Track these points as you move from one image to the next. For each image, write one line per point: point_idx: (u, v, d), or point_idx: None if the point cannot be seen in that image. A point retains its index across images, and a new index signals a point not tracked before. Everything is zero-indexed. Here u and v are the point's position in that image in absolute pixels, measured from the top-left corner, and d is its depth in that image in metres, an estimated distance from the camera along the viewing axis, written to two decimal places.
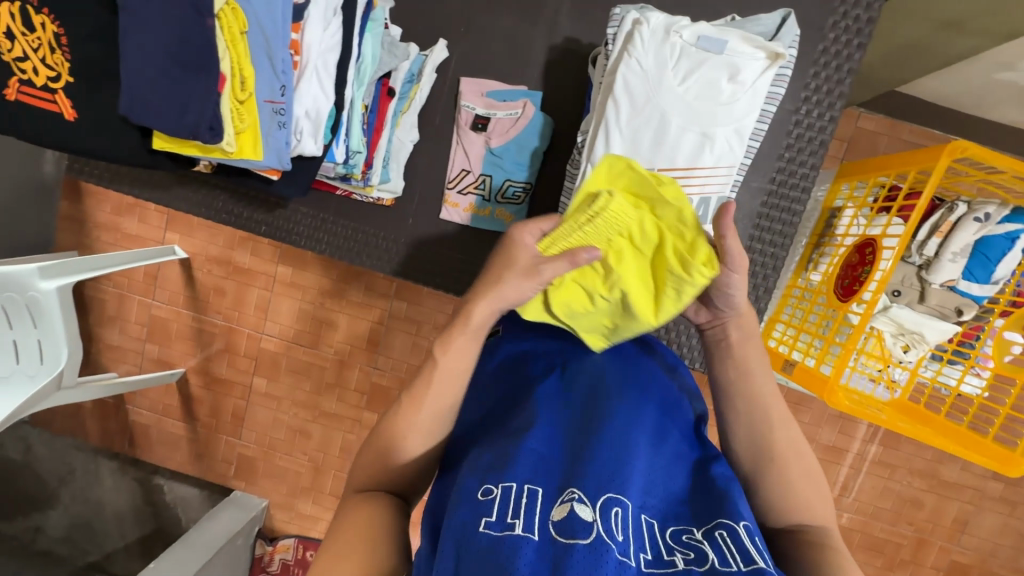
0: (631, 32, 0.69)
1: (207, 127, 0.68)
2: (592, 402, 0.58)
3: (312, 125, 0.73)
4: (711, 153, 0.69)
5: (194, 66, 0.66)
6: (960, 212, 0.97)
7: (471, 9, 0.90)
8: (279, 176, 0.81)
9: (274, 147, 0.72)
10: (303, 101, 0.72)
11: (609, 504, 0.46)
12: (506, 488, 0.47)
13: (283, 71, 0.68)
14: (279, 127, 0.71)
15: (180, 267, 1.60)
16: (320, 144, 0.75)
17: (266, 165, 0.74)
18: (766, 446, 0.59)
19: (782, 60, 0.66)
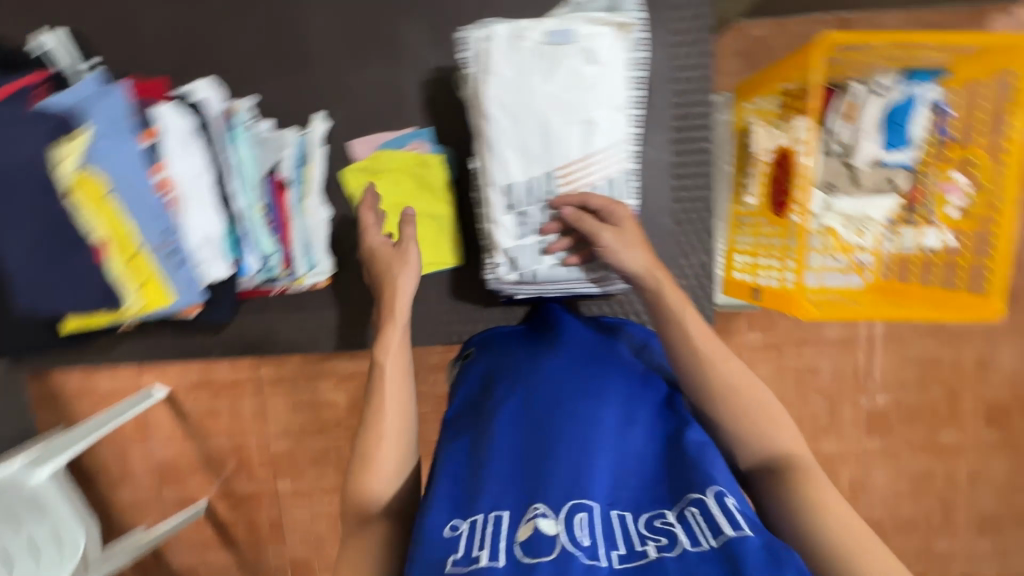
0: (482, 50, 0.68)
1: (108, 295, 0.71)
2: (559, 412, 0.62)
3: (211, 249, 0.78)
4: (600, 135, 0.69)
5: (71, 245, 0.68)
6: (859, 92, 0.98)
7: (334, 73, 0.90)
8: (201, 306, 0.82)
9: (182, 285, 0.74)
10: (195, 231, 0.76)
11: (574, 511, 0.53)
12: (473, 520, 0.55)
13: (158, 215, 0.71)
14: (178, 266, 0.73)
15: (166, 405, 1.60)
16: (224, 263, 0.79)
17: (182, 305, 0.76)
18: (716, 385, 0.63)
19: (630, 26, 0.67)
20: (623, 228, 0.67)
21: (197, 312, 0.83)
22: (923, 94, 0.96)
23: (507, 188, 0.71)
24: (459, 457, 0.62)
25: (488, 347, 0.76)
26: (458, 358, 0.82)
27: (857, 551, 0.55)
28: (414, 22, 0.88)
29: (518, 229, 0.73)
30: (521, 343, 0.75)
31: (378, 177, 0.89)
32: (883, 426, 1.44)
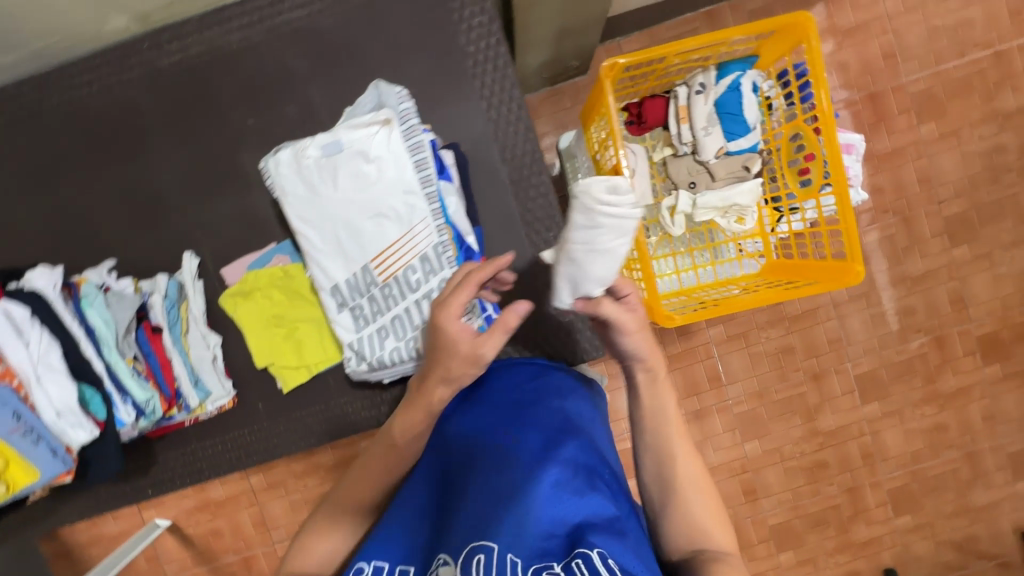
0: (274, 178, 0.74)
1: None
2: (472, 466, 0.62)
3: (73, 417, 0.70)
4: (397, 221, 0.74)
5: None
6: (684, 94, 1.02)
7: (195, 214, 0.98)
8: (78, 471, 0.73)
9: (44, 460, 0.69)
10: (48, 405, 0.69)
11: (472, 554, 0.51)
12: (377, 567, 0.59)
13: (5, 403, 0.68)
14: (34, 442, 0.69)
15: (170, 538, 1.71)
16: (89, 427, 0.71)
17: (49, 478, 0.71)
18: (659, 446, 0.66)
19: (395, 120, 0.72)
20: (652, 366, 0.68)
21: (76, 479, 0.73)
22: (745, 80, 0.98)
23: (334, 289, 0.75)
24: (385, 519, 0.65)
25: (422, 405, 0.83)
26: None
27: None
28: (253, 152, 0.97)
29: (355, 323, 0.76)
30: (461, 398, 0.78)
31: (249, 296, 0.95)
32: (874, 386, 1.43)
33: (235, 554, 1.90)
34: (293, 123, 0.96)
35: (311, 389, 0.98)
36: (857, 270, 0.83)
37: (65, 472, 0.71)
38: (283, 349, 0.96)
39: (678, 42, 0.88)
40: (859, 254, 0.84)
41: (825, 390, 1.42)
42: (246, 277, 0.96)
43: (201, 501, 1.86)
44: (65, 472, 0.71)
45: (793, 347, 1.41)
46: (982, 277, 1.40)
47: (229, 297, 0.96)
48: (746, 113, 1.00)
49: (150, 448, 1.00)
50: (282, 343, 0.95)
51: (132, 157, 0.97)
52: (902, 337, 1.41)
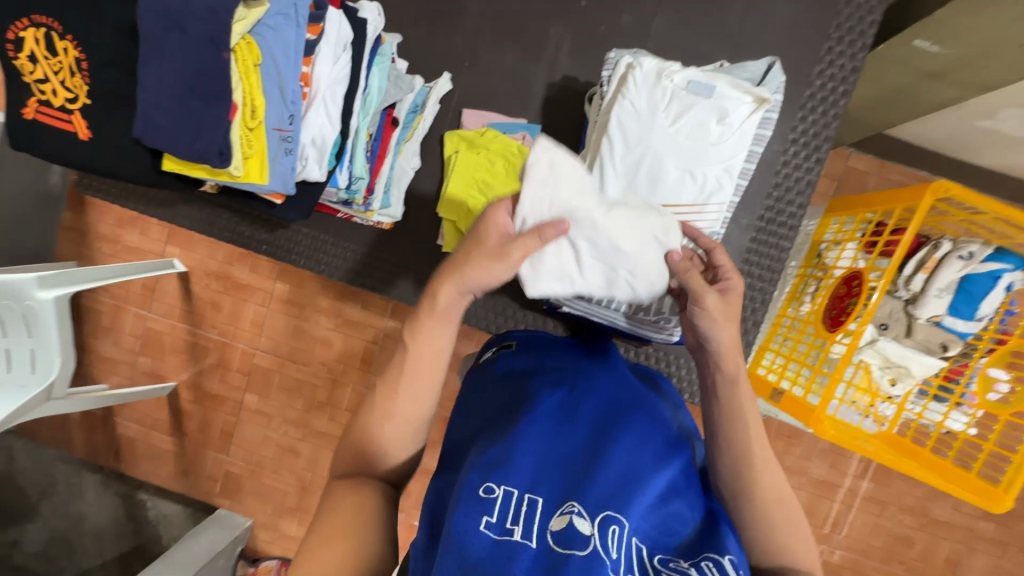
0: (624, 76, 0.72)
1: (215, 152, 0.65)
2: (602, 428, 0.61)
3: (318, 153, 0.70)
4: (698, 189, 0.71)
5: (207, 96, 0.64)
6: (944, 249, 0.99)
7: (475, 45, 0.94)
8: (283, 200, 0.77)
9: (280, 172, 0.68)
10: (309, 129, 0.69)
11: (607, 521, 0.50)
12: (507, 492, 0.51)
13: (291, 101, 0.66)
14: (285, 154, 0.68)
15: (177, 281, 1.65)
16: (325, 170, 0.72)
17: (270, 190, 0.70)
18: (741, 461, 0.61)
19: (767, 105, 0.70)
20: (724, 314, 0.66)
21: (277, 204, 0.77)
22: (1007, 276, 0.95)
23: None
24: (492, 432, 0.60)
25: (526, 348, 0.78)
26: (491, 346, 0.84)
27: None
28: (561, 29, 0.93)
29: None
30: (568, 356, 0.76)
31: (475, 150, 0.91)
32: None
33: (219, 337, 1.64)
34: (616, 33, 0.92)
35: None
36: (1011, 503, 0.83)
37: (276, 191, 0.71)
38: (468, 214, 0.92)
39: (1011, 208, 0.84)
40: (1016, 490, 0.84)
41: None
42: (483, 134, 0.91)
43: (225, 271, 1.61)
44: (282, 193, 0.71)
45: None
46: (986, 559, 1.40)
47: (457, 141, 0.92)
48: (982, 303, 0.98)
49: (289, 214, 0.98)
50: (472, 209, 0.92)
51: None
52: (885, 558, 1.43)
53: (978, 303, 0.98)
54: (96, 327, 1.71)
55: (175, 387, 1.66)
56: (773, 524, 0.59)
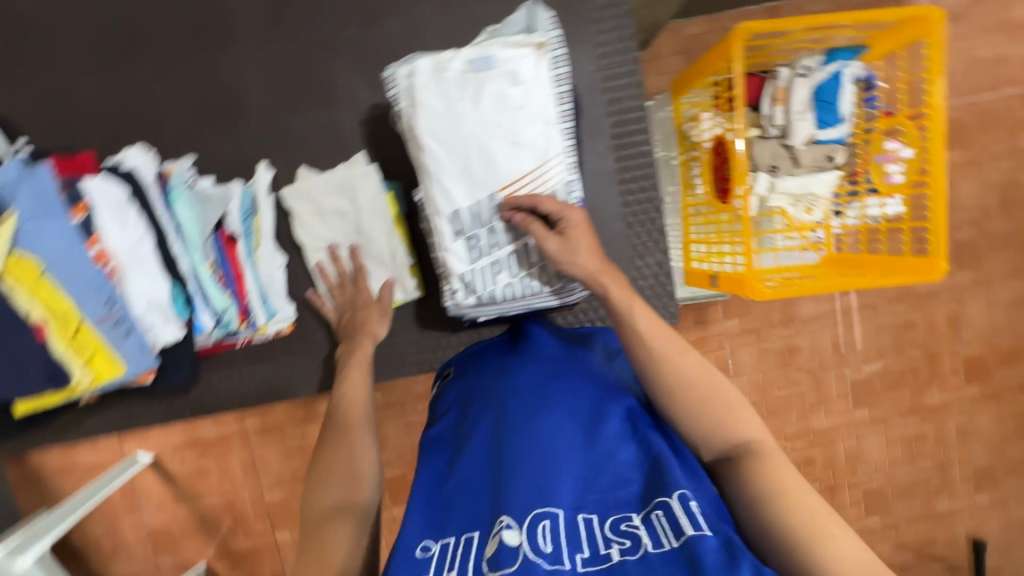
0: (408, 87, 0.68)
1: (53, 376, 0.72)
2: (525, 424, 0.64)
3: (160, 314, 0.77)
4: (532, 153, 0.70)
5: (13, 329, 0.69)
6: (785, 76, 1.02)
7: (274, 121, 0.91)
8: (154, 373, 0.82)
9: (130, 353, 0.75)
10: (138, 299, 0.75)
11: (537, 520, 0.53)
12: (445, 542, 0.57)
13: (100, 290, 0.71)
14: (125, 335, 0.74)
15: (153, 470, 1.59)
16: (176, 325, 0.79)
17: (132, 373, 0.77)
18: (673, 382, 0.62)
19: (549, 46, 0.67)
20: (569, 238, 0.68)
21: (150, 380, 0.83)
22: (846, 70, 0.99)
23: (453, 215, 0.71)
24: (433, 480, 0.65)
25: (463, 373, 0.80)
26: (438, 379, 0.87)
27: (811, 534, 0.50)
28: (345, 65, 0.90)
29: (469, 254, 0.73)
30: (495, 360, 0.78)
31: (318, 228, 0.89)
32: None
33: (222, 497, 1.60)
34: (395, 41, 0.89)
35: None
36: (943, 264, 0.87)
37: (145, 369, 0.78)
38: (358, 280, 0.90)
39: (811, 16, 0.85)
40: (944, 251, 0.88)
41: None
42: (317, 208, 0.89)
43: (191, 438, 1.57)
44: (147, 368, 0.78)
45: None
46: None
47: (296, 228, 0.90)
48: (840, 104, 1.00)
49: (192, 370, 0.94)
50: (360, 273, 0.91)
51: (210, 48, 0.89)
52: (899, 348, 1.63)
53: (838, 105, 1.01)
54: (100, 555, 1.64)
55: (208, 564, 1.61)
56: (700, 405, 0.61)
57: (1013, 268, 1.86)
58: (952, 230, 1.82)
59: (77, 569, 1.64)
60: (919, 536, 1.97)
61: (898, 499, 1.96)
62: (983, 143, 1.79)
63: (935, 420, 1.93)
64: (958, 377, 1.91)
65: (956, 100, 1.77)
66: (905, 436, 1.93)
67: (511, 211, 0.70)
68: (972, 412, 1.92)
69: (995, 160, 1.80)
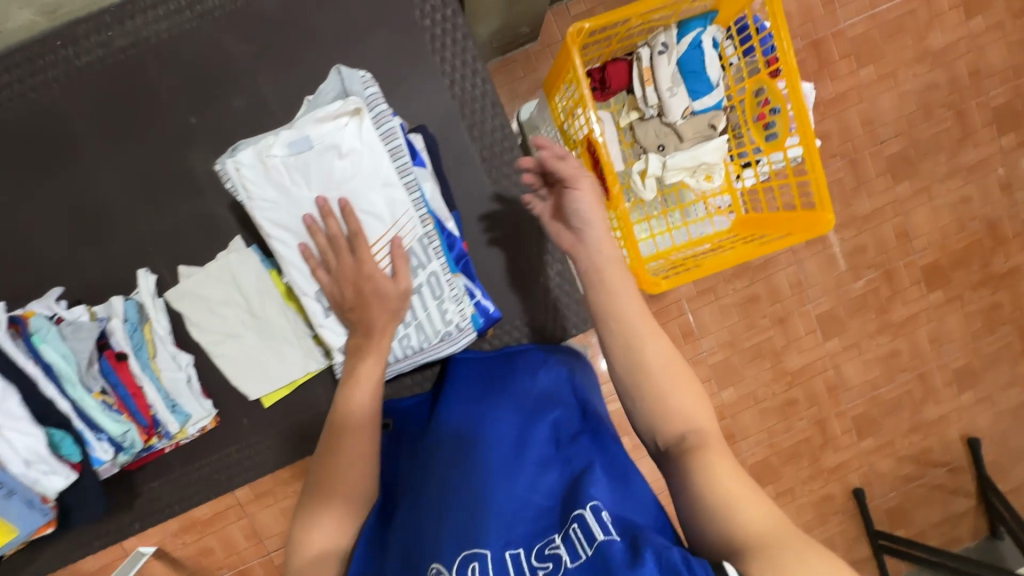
0: (237, 182, 0.68)
1: None
2: (450, 473, 0.66)
3: (39, 465, 0.69)
4: (377, 217, 0.70)
5: None
6: (647, 55, 1.00)
7: (144, 226, 0.89)
8: (59, 522, 0.73)
9: (18, 514, 0.69)
10: (12, 458, 0.68)
11: (466, 562, 0.54)
12: None
13: None
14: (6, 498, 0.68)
15: (158, 560, 1.61)
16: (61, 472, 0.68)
17: (29, 531, 0.70)
18: (648, 361, 0.62)
19: (364, 110, 0.67)
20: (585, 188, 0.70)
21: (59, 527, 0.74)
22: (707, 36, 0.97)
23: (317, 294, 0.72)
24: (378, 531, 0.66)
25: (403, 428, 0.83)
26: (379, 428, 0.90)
27: (735, 506, 0.52)
28: (201, 152, 0.89)
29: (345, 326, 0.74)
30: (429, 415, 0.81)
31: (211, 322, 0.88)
32: None
33: (232, 569, 1.62)
34: (245, 118, 0.88)
35: (292, 402, 0.93)
36: (828, 218, 0.86)
37: (44, 522, 0.71)
38: (266, 362, 0.90)
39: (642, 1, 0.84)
40: (829, 202, 0.88)
41: None
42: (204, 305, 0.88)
43: (183, 524, 1.58)
44: (43, 523, 0.71)
45: None
46: None
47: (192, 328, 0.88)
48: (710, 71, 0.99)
49: (131, 482, 0.94)
50: (265, 354, 0.90)
51: (63, 168, 0.87)
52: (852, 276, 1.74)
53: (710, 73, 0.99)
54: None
55: None
56: (664, 390, 0.60)
57: (948, 169, 1.79)
58: (880, 146, 1.77)
59: None
60: (914, 447, 1.88)
61: (886, 416, 1.86)
62: (893, 53, 1.74)
63: (904, 333, 1.84)
64: (919, 288, 1.83)
65: (856, 17, 1.71)
66: (880, 355, 1.85)
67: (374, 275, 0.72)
68: (939, 318, 1.85)
69: (908, 68, 1.74)
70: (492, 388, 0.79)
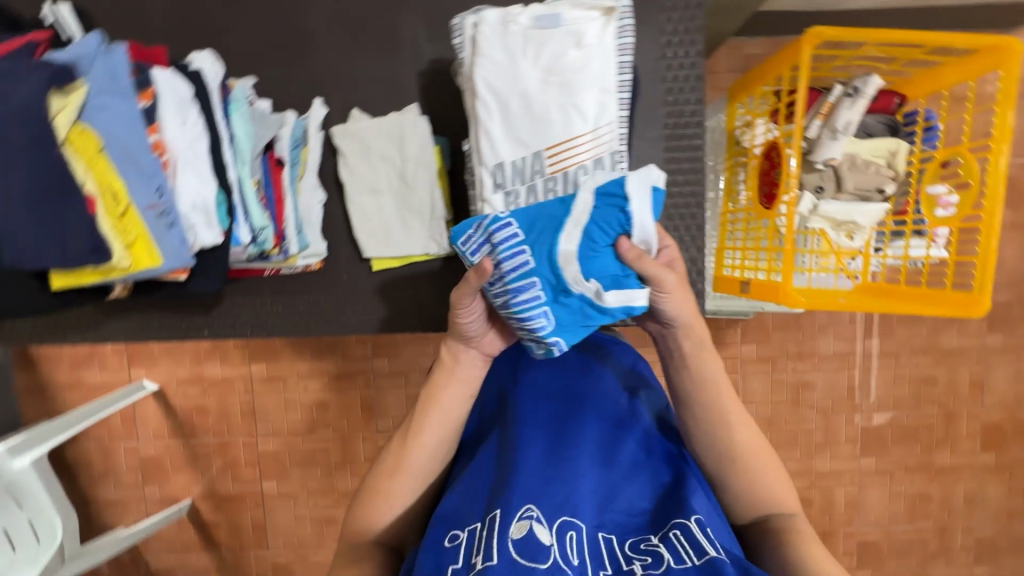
0: (473, 35, 0.71)
1: (90, 251, 0.69)
2: (542, 444, 0.60)
3: (203, 216, 0.75)
4: (584, 115, 0.71)
5: (63, 196, 0.67)
6: (836, 93, 1.03)
7: (336, 62, 0.92)
8: (189, 275, 0.80)
9: (171, 248, 0.73)
10: (186, 197, 0.74)
11: (563, 528, 0.51)
12: (469, 531, 0.54)
13: (152, 174, 0.71)
14: (168, 228, 0.72)
15: (155, 401, 1.79)
16: (217, 230, 0.76)
17: (168, 269, 0.74)
18: (735, 446, 0.61)
19: (618, 12, 0.69)
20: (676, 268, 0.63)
21: (186, 280, 0.80)
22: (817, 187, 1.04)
23: (496, 167, 0.73)
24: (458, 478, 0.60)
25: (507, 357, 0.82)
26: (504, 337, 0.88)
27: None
28: (411, 15, 0.91)
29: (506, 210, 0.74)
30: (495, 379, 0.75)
31: (356, 170, 0.91)
32: (878, 441, 1.56)
33: (217, 439, 1.79)
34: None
35: (388, 277, 0.94)
36: (989, 303, 0.85)
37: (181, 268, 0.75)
38: (390, 227, 0.91)
39: (886, 29, 0.83)
40: (991, 290, 0.88)
41: (831, 432, 1.55)
42: (360, 149, 0.90)
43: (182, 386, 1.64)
44: (182, 268, 0.75)
45: (813, 384, 1.53)
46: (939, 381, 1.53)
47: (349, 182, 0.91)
48: (565, 263, 0.62)
49: (219, 290, 0.96)
50: (395, 220, 0.91)
51: None
52: (917, 403, 1.54)
53: (554, 263, 0.63)
54: (93, 476, 1.83)
55: (192, 502, 1.81)
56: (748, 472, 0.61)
57: None
58: None
59: (82, 469, 1.83)
60: None
61: (891, 555, 1.60)
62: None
63: (942, 480, 1.57)
64: (972, 442, 1.56)
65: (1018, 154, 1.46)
66: (909, 494, 1.57)
67: (558, 170, 0.72)
68: (982, 481, 1.57)
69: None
70: (579, 369, 0.71)
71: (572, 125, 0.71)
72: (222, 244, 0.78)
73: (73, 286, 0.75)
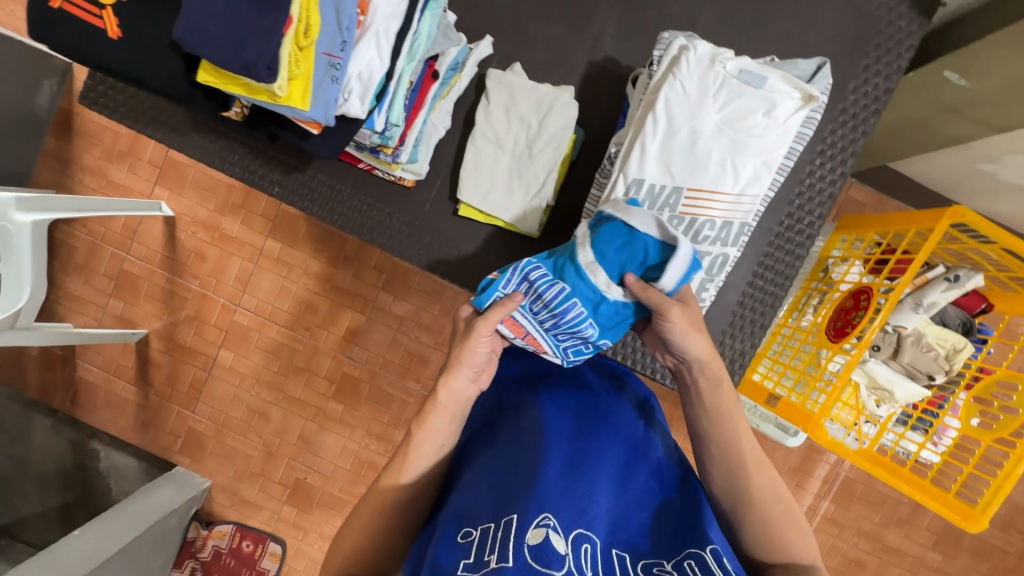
0: (677, 56, 0.71)
1: (264, 66, 0.66)
2: (562, 456, 0.63)
3: (361, 87, 0.75)
4: (737, 177, 0.72)
5: (261, 5, 0.65)
6: (936, 272, 1.04)
7: (520, 14, 0.92)
8: (320, 130, 0.78)
9: (323, 99, 0.72)
10: (358, 62, 0.74)
11: (580, 540, 0.52)
12: (483, 530, 0.54)
13: (346, 28, 0.70)
14: (331, 81, 0.72)
15: (162, 226, 1.75)
16: (365, 106, 0.76)
17: (309, 117, 0.73)
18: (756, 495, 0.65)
19: (816, 103, 0.71)
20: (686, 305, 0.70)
21: (314, 133, 0.78)
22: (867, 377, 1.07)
23: (635, 181, 0.73)
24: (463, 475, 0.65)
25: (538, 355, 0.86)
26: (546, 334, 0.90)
27: None
28: (610, 7, 0.91)
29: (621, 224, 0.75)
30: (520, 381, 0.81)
31: (491, 119, 0.91)
32: None
33: (199, 289, 1.76)
34: (659, 16, 0.91)
35: (462, 225, 0.95)
36: (989, 522, 0.86)
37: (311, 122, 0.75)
38: (494, 185, 0.91)
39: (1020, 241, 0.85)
40: (992, 511, 0.89)
41: None
42: (506, 102, 0.90)
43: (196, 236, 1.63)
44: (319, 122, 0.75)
45: None
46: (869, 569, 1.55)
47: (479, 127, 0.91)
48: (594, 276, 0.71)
49: (308, 156, 0.95)
50: (502, 180, 0.91)
51: None
52: None
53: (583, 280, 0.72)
54: (68, 263, 1.79)
55: (146, 334, 1.78)
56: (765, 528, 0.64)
57: None
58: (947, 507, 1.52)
59: (60, 252, 1.79)
60: None
61: None
62: None
63: None
64: None
65: None
66: None
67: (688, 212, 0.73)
68: None
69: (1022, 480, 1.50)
70: (600, 400, 0.77)
71: (722, 180, 0.72)
72: (359, 120, 0.79)
73: (213, 85, 0.74)
